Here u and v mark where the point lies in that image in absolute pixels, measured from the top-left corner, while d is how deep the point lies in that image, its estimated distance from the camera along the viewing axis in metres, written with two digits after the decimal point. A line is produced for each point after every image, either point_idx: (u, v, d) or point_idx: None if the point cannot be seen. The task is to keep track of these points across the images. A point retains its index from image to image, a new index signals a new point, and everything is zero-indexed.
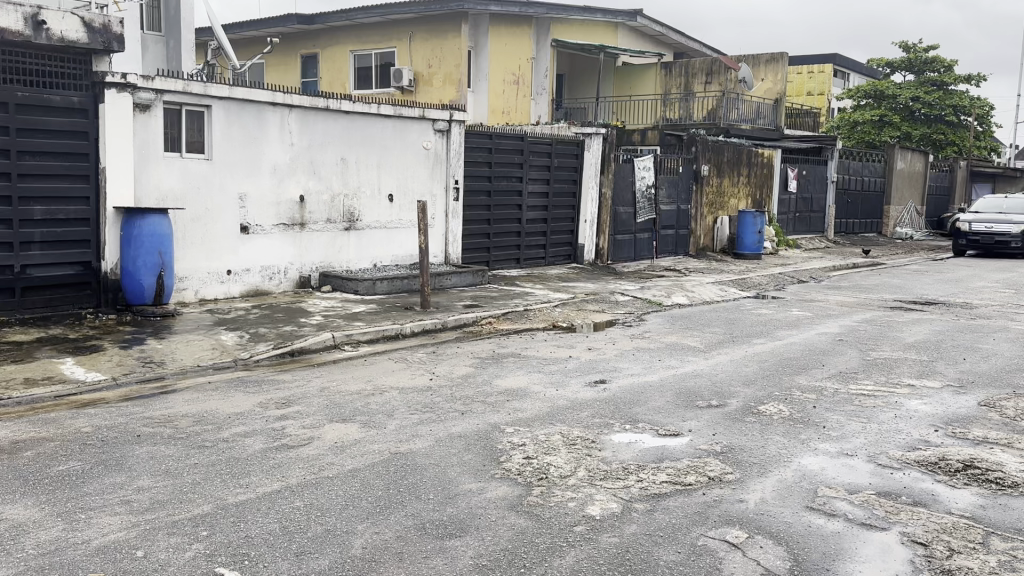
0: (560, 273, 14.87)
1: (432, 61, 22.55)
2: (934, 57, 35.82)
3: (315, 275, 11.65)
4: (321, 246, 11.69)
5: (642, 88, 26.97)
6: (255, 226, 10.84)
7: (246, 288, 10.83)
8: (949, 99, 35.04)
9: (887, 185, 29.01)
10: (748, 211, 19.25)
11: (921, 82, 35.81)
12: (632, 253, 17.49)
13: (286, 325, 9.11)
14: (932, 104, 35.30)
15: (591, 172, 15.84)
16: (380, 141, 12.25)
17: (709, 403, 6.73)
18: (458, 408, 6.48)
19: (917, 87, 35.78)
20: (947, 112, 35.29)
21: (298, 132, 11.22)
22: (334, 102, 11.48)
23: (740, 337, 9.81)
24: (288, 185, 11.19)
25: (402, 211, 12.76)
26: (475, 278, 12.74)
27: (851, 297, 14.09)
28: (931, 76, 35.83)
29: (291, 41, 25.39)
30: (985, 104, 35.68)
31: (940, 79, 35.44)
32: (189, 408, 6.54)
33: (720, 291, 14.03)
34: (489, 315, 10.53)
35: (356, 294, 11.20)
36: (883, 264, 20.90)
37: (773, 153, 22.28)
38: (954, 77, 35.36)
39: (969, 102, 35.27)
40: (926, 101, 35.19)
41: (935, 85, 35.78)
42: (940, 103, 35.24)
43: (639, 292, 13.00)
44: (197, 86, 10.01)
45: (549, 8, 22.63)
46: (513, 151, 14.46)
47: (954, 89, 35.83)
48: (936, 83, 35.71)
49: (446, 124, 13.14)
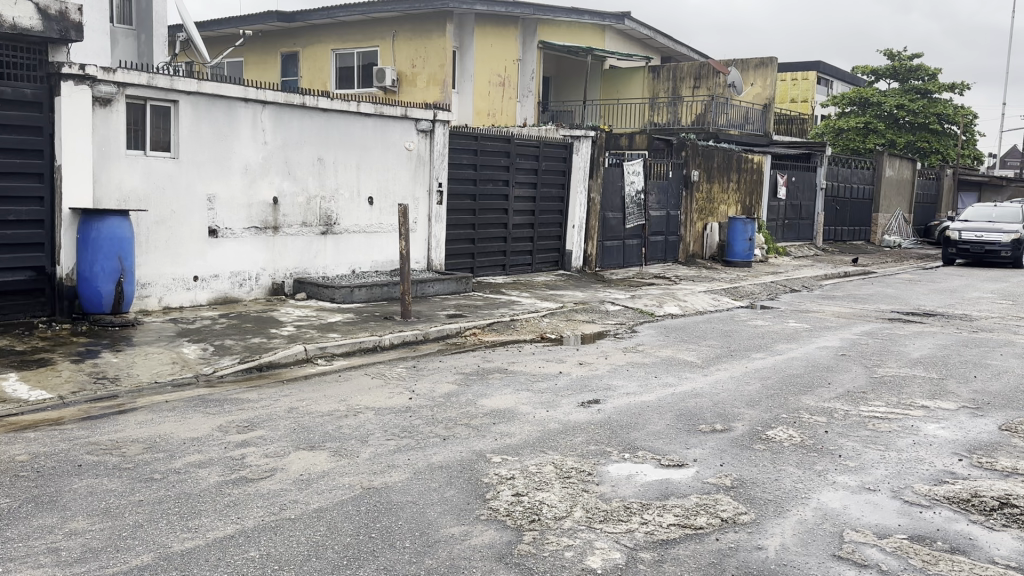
0: (546, 280, 14.32)
1: (416, 61, 21.97)
2: (919, 65, 35.64)
3: (289, 281, 11.01)
4: (296, 251, 11.07)
5: (631, 91, 26.50)
6: (224, 229, 10.21)
7: (214, 295, 10.20)
8: (934, 107, 34.89)
9: (874, 193, 28.70)
10: (738, 217, 18.80)
11: (906, 90, 35.63)
12: (620, 260, 16.98)
13: (255, 337, 8.49)
14: (916, 112, 35.13)
15: (580, 176, 15.31)
16: (359, 141, 11.65)
17: (713, 428, 6.18)
18: (440, 434, 5.89)
19: (902, 95, 35.57)
20: (931, 120, 35.10)
21: (272, 130, 10.60)
22: (312, 99, 10.86)
23: (738, 351, 9.28)
24: (261, 186, 10.57)
25: (382, 214, 12.16)
26: (459, 286, 12.15)
27: (847, 308, 13.63)
28: (916, 84, 35.64)
29: (270, 39, 24.73)
30: (969, 112, 35.53)
31: (925, 87, 35.25)
32: (141, 433, 5.91)
33: (713, 301, 13.52)
34: (473, 326, 9.94)
35: (332, 302, 10.57)
36: (873, 273, 20.50)
37: (763, 158, 21.84)
38: (938, 85, 35.21)
39: (953, 110, 35.10)
40: (910, 109, 35.02)
41: (919, 94, 35.58)
42: (924, 112, 35.04)
43: (630, 301, 12.46)
44: (163, 79, 9.37)
45: (536, 8, 22.10)
46: (500, 153, 13.90)
47: (938, 97, 35.65)
48: (921, 91, 35.51)
49: (429, 124, 12.55)
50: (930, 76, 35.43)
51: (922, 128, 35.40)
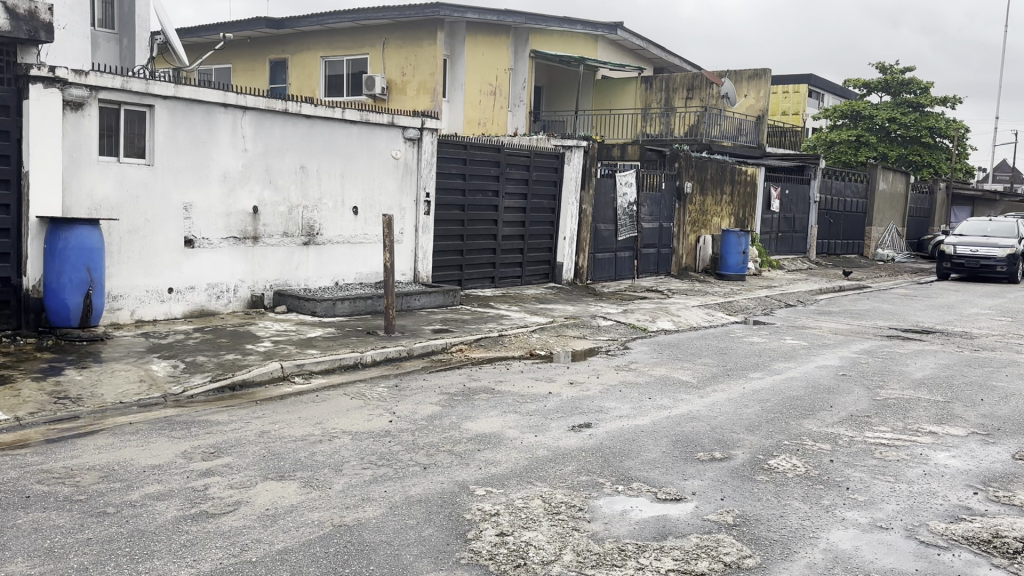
0: (537, 293, 13.96)
1: (406, 69, 21.64)
2: (911, 79, 35.51)
3: (269, 293, 10.61)
4: (277, 262, 10.67)
5: (623, 102, 26.29)
6: (201, 239, 9.81)
7: (190, 308, 9.79)
8: (926, 121, 34.75)
9: (868, 206, 28.49)
10: (732, 230, 18.49)
11: (897, 104, 35.53)
12: (611, 272, 16.64)
13: (230, 354, 8.08)
14: (908, 126, 35.03)
15: (572, 188, 14.99)
16: (344, 149, 11.28)
17: (712, 456, 5.81)
18: (420, 461, 5.50)
19: (894, 108, 35.44)
20: (923, 134, 34.95)
21: (252, 137, 10.21)
22: (294, 105, 10.49)
23: (735, 371, 8.93)
24: (241, 195, 10.18)
25: (367, 225, 11.78)
26: (446, 299, 11.76)
27: (845, 324, 13.32)
28: (908, 97, 35.50)
29: (259, 46, 24.35)
30: (961, 126, 35.37)
31: (917, 100, 35.10)
32: (99, 459, 5.50)
33: (707, 316, 13.18)
34: (460, 342, 9.56)
35: (313, 315, 10.17)
36: (869, 287, 20.22)
37: (756, 171, 21.58)
38: (930, 99, 35.12)
39: (944, 124, 34.95)
40: (902, 122, 34.91)
41: (911, 107, 35.44)
42: (916, 125, 34.90)
43: (622, 315, 12.11)
44: (138, 83, 8.97)
45: (528, 17, 21.82)
46: (490, 163, 13.55)
47: (930, 111, 35.51)
48: (913, 105, 35.37)
49: (417, 132, 12.18)
50: (921, 89, 35.33)
51: (914, 141, 35.29)
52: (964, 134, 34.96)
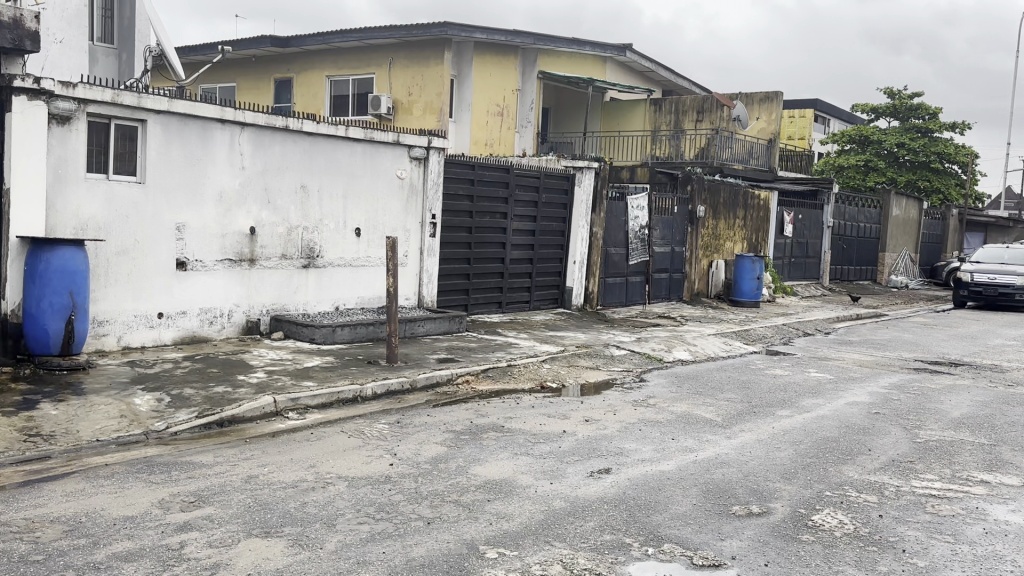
0: (546, 319, 13.40)
1: (413, 88, 21.23)
2: (920, 104, 35.04)
3: (266, 319, 10.07)
4: (274, 286, 10.13)
5: (632, 124, 25.85)
6: (194, 261, 9.28)
7: (181, 335, 9.24)
8: (935, 146, 34.27)
9: (882, 232, 27.98)
10: (746, 255, 17.96)
11: (906, 129, 35.07)
12: (622, 298, 16.08)
13: (219, 386, 7.51)
14: (918, 151, 34.56)
15: (582, 210, 14.47)
16: (346, 168, 10.78)
17: (749, 511, 5.23)
18: (424, 515, 4.91)
19: (903, 134, 34.98)
20: (933, 160, 34.45)
21: (250, 155, 9.71)
22: (296, 122, 10.00)
23: (762, 408, 8.34)
24: (238, 215, 9.67)
25: (370, 247, 11.25)
26: (451, 325, 11.20)
27: (868, 356, 12.74)
28: (916, 123, 35.02)
29: (264, 64, 23.99)
30: (970, 152, 34.82)
31: (926, 125, 34.63)
32: (65, 509, 4.93)
33: (725, 345, 12.60)
34: (466, 373, 8.97)
35: (311, 342, 9.61)
36: (886, 316, 19.64)
37: (769, 195, 21.08)
38: (939, 124, 34.67)
39: (953, 150, 34.43)
40: (911, 147, 34.44)
41: (920, 132, 34.96)
42: (925, 150, 34.40)
43: (637, 345, 11.52)
44: (130, 96, 8.49)
45: (536, 38, 21.44)
46: (498, 184, 13.05)
47: (940, 136, 35.02)
48: (922, 130, 34.89)
49: (423, 151, 11.68)
50: (931, 114, 34.87)
51: (923, 166, 34.80)
52: (974, 160, 34.47)
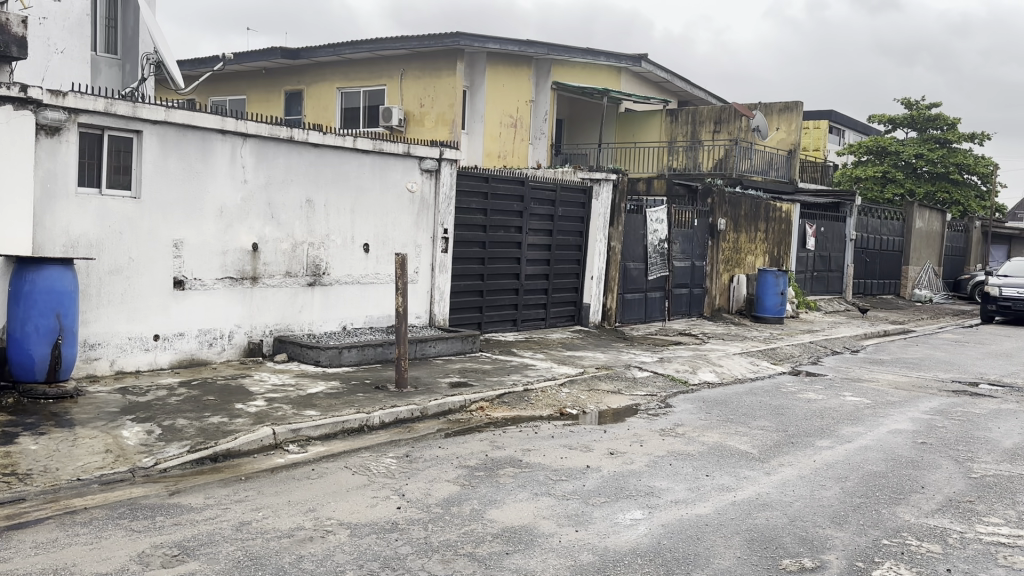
0: (563, 338, 12.83)
1: (425, 100, 20.79)
2: (938, 114, 34.21)
3: (268, 340, 9.54)
4: (278, 305, 9.61)
5: (648, 135, 25.33)
6: (193, 279, 8.78)
7: (178, 357, 8.73)
8: (954, 157, 33.44)
9: (905, 245, 27.28)
10: (769, 269, 17.34)
11: (924, 139, 34.28)
12: (641, 314, 15.50)
13: (215, 416, 6.96)
14: (936, 161, 33.77)
15: (600, 224, 13.93)
16: (354, 180, 10.26)
17: (802, 567, 4.63)
18: (435, 572, 4.34)
19: (921, 144, 34.19)
20: (951, 170, 33.65)
21: (253, 167, 9.21)
22: (301, 133, 9.50)
23: (799, 439, 7.74)
24: (239, 230, 9.16)
25: (379, 263, 10.72)
26: (464, 345, 10.64)
27: (903, 377, 12.08)
28: (935, 133, 34.19)
29: (274, 76, 23.63)
30: (990, 162, 33.97)
31: (944, 136, 33.81)
32: (32, 564, 4.39)
33: (751, 365, 11.98)
34: (480, 399, 8.39)
35: (316, 366, 9.08)
36: (915, 332, 18.94)
37: (791, 207, 20.47)
38: (959, 134, 33.86)
39: (973, 160, 33.61)
40: (930, 159, 33.67)
41: (939, 143, 34.16)
42: (944, 161, 33.60)
43: (660, 365, 10.92)
44: (124, 106, 8.02)
45: (550, 48, 20.97)
46: (513, 197, 12.52)
47: (959, 147, 34.21)
48: (941, 141, 34.08)
49: (435, 163, 11.16)
50: (949, 125, 34.03)
51: (942, 177, 34.01)
52: (995, 171, 33.69)
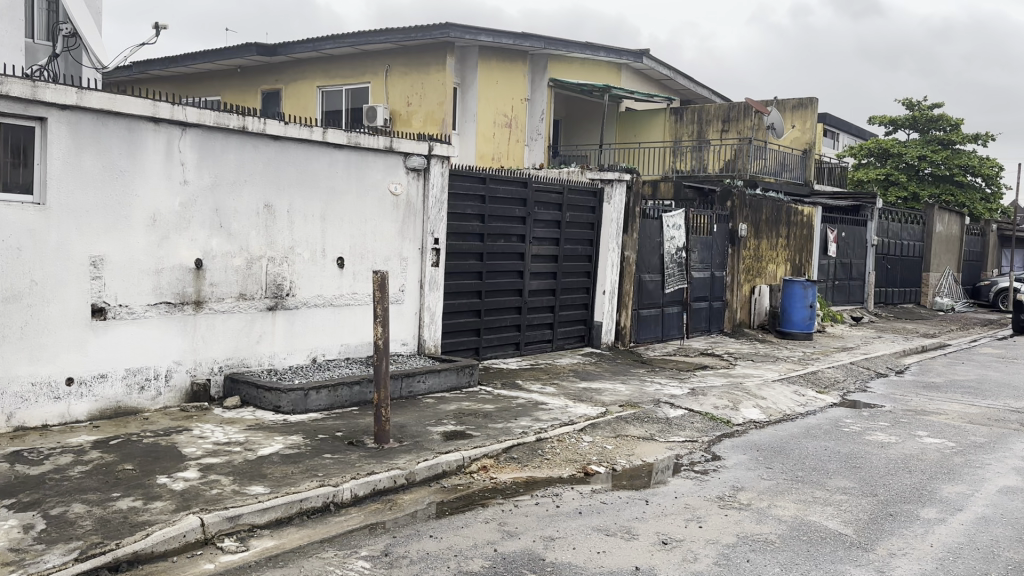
0: (574, 364, 11.05)
1: (412, 98, 19.01)
2: (940, 115, 32.65)
3: (217, 379, 7.71)
4: (229, 334, 7.78)
5: (651, 135, 23.64)
6: (117, 306, 6.95)
7: (100, 406, 6.91)
8: (960, 159, 31.87)
9: (925, 251, 25.69)
10: (796, 279, 15.64)
11: (927, 141, 32.65)
12: (657, 331, 13.75)
13: (127, 499, 5.14)
14: (940, 164, 32.11)
15: (613, 231, 12.19)
16: (325, 180, 8.45)
17: None
18: None
19: (924, 146, 32.62)
20: (957, 173, 32.11)
21: (195, 165, 7.40)
22: (256, 122, 7.71)
23: (900, 510, 5.96)
24: (178, 243, 7.34)
25: (356, 281, 8.89)
26: (458, 380, 8.83)
27: (972, 406, 10.32)
28: (937, 135, 32.61)
29: (250, 74, 21.78)
30: (996, 163, 32.44)
31: (947, 138, 32.23)
32: None
33: (797, 396, 10.22)
34: (483, 457, 6.55)
35: (274, 412, 7.25)
36: (952, 346, 17.26)
37: (813, 211, 18.93)
38: (962, 135, 32.19)
39: (979, 162, 32.08)
40: (933, 160, 32.05)
41: (942, 145, 32.56)
42: (948, 164, 32.02)
43: (695, 400, 9.13)
44: (20, 86, 6.20)
45: (547, 42, 19.23)
46: (515, 200, 10.77)
47: (963, 148, 32.65)
48: (943, 143, 32.50)
49: (423, 160, 9.36)
50: (953, 126, 32.44)
51: (946, 180, 32.29)
52: (1001, 172, 32.03)
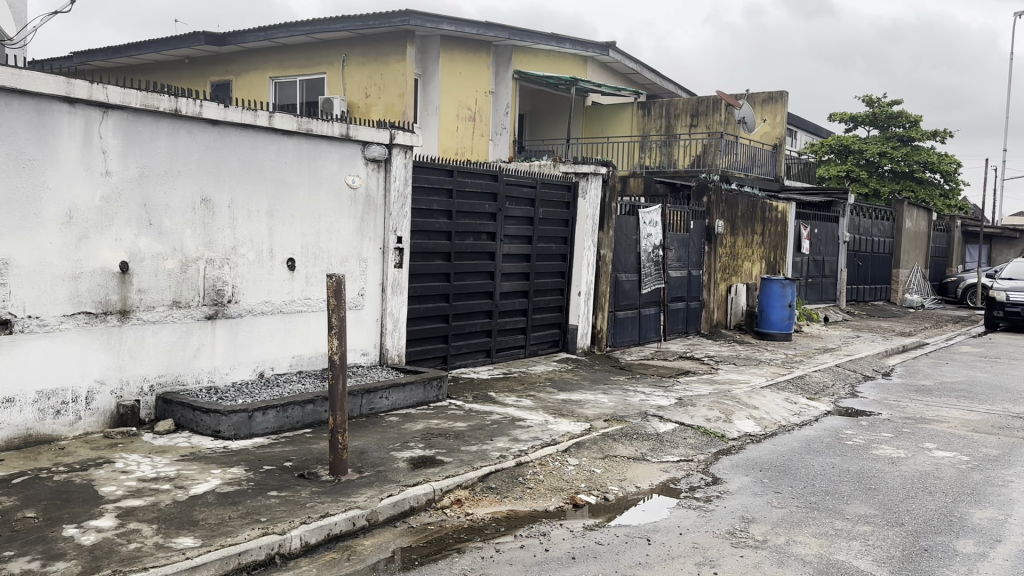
0: (550, 372, 10.23)
1: (371, 89, 17.96)
2: (900, 111, 32.51)
3: (148, 400, 6.74)
4: (161, 348, 6.79)
5: (618, 130, 22.95)
6: (25, 318, 5.92)
7: (6, 437, 5.89)
8: (919, 155, 31.73)
9: (895, 247, 25.38)
10: (774, 277, 15.02)
11: (887, 138, 32.46)
12: (635, 334, 12.99)
13: (22, 559, 4.16)
14: (900, 161, 32.00)
15: (589, 227, 11.39)
16: (273, 171, 7.51)
17: None
18: None
19: (884, 143, 32.44)
20: (916, 170, 31.99)
21: (119, 153, 6.41)
22: (191, 104, 6.75)
23: (933, 543, 5.21)
24: (98, 243, 6.33)
25: (308, 285, 7.95)
26: (425, 394, 7.94)
27: (971, 412, 9.71)
28: (896, 132, 32.44)
29: (199, 65, 20.56)
30: (954, 160, 32.40)
31: (907, 134, 32.08)
32: None
33: (789, 405, 9.52)
34: (456, 488, 5.67)
35: (214, 437, 6.30)
36: (930, 345, 16.78)
37: (787, 207, 18.39)
38: (921, 132, 32.08)
39: (938, 159, 32.00)
40: (893, 157, 31.89)
41: (902, 141, 32.40)
42: (908, 160, 31.88)
43: (683, 412, 8.36)
44: None
45: (511, 32, 18.38)
46: (484, 195, 9.91)
47: (922, 144, 32.53)
48: (903, 139, 32.33)
49: (383, 151, 8.47)
50: (912, 122, 32.32)
51: (907, 177, 32.15)
52: (959, 169, 31.99)
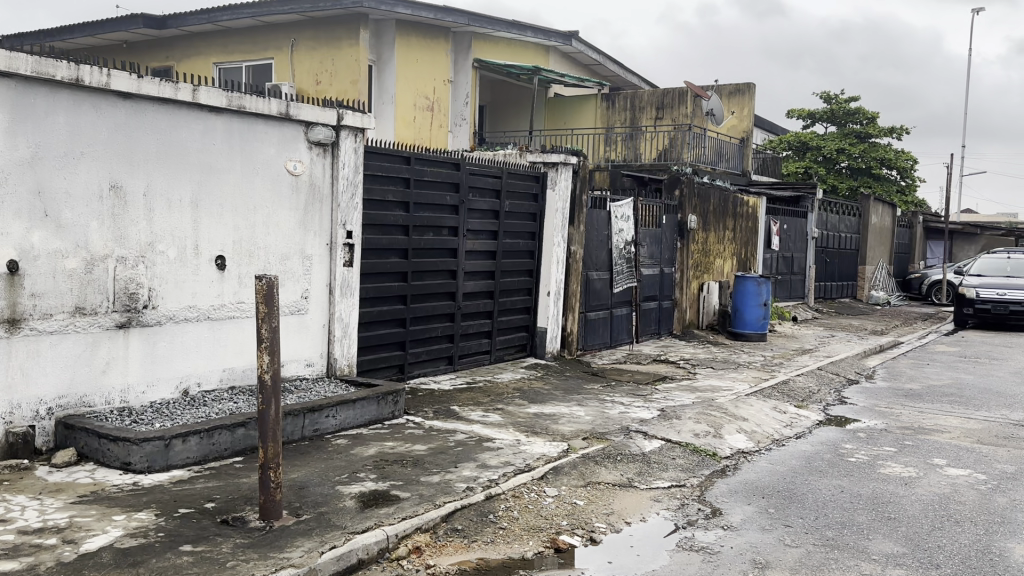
0: (518, 380, 9.32)
1: (321, 76, 16.83)
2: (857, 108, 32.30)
3: (47, 426, 5.66)
4: (61, 364, 5.71)
5: (581, 122, 22.12)
6: None
7: None
8: (877, 151, 31.53)
9: (860, 243, 25.01)
10: (749, 275, 14.33)
11: (844, 134, 32.17)
12: (606, 337, 12.14)
13: None
14: (857, 157, 31.79)
15: (558, 222, 10.50)
16: (199, 155, 6.47)
17: None
18: None
19: (841, 139, 32.20)
20: (873, 166, 31.81)
21: (5, 130, 5.31)
22: (96, 73, 5.68)
23: None
24: None
25: (242, 287, 6.93)
26: (379, 412, 6.96)
27: (970, 421, 9.03)
28: (854, 128, 32.21)
29: (139, 49, 19.16)
30: (910, 156, 32.31)
31: (864, 130, 31.87)
32: None
33: (779, 415, 8.73)
34: (415, 533, 4.72)
35: (123, 470, 5.27)
36: (904, 344, 16.24)
37: (757, 201, 17.74)
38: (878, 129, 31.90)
39: (894, 155, 31.85)
40: (851, 153, 31.65)
41: (859, 137, 32.18)
42: (866, 156, 31.66)
43: (668, 426, 7.51)
44: None
45: (471, 17, 17.36)
46: (445, 185, 8.95)
47: (878, 141, 32.36)
48: (860, 135, 32.11)
49: (329, 134, 7.47)
50: (869, 119, 32.13)
51: (865, 173, 31.95)
52: (916, 165, 31.90)
